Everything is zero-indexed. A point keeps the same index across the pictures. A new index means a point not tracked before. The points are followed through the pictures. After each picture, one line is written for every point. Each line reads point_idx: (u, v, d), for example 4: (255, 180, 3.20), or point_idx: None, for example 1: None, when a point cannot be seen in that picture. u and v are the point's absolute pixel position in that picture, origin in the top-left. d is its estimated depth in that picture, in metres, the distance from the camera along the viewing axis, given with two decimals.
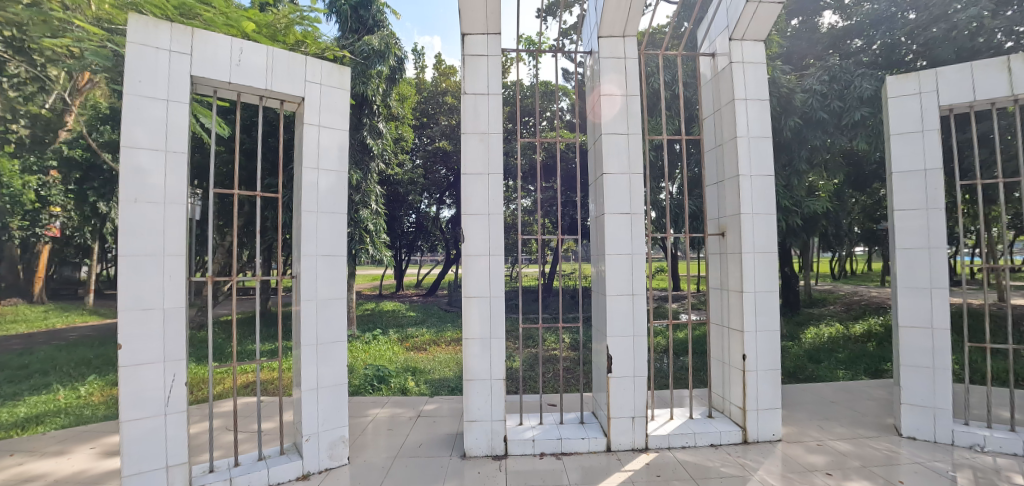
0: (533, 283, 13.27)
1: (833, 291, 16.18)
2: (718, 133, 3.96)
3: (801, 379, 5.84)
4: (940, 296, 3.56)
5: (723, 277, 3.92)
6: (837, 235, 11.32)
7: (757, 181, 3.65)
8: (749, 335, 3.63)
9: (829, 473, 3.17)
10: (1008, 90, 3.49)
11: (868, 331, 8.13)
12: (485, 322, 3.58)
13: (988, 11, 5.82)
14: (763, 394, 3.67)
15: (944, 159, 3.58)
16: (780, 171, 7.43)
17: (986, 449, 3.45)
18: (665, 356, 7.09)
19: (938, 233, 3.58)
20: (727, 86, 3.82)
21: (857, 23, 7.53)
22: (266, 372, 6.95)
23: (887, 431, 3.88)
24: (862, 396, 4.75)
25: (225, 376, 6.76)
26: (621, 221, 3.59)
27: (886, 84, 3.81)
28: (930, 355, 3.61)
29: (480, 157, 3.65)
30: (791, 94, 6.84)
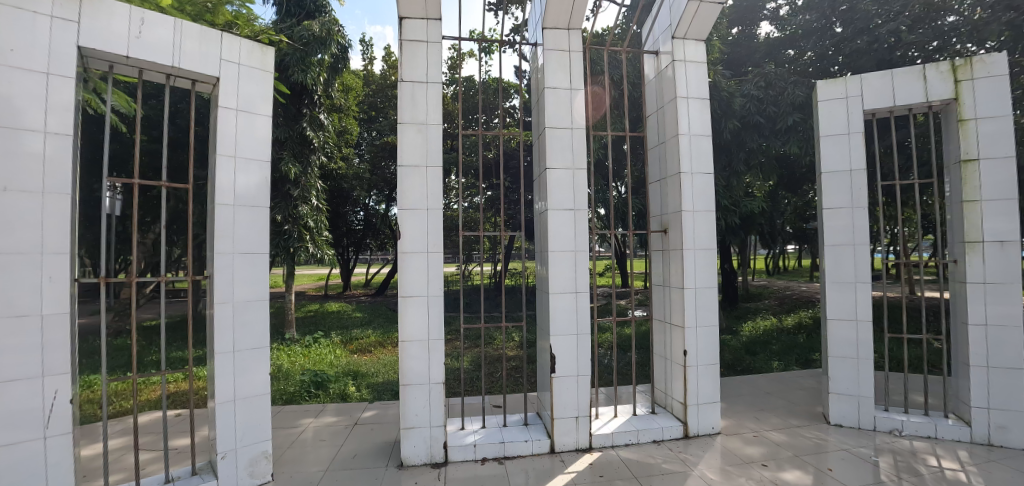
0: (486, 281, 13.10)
1: (770, 286, 17.17)
2: (661, 131, 3.97)
3: (739, 371, 6.03)
4: (863, 290, 3.74)
5: (665, 273, 3.93)
6: (773, 233, 11.96)
7: (698, 178, 3.68)
8: (690, 331, 3.66)
9: (764, 464, 3.25)
10: (923, 98, 3.67)
11: (799, 323, 8.61)
12: (423, 323, 3.39)
13: (905, 27, 6.22)
14: (703, 388, 3.71)
15: (867, 160, 3.76)
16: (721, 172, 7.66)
17: (903, 433, 3.66)
18: (613, 352, 7.16)
19: (861, 231, 3.76)
20: (670, 84, 3.83)
21: (791, 34, 7.89)
22: (174, 382, 6.35)
23: (817, 419, 4.04)
24: (794, 386, 4.96)
25: (125, 388, 6.09)
26: (564, 218, 3.51)
27: (817, 88, 3.95)
28: (855, 345, 3.78)
29: (417, 149, 3.44)
30: (731, 97, 6.98)
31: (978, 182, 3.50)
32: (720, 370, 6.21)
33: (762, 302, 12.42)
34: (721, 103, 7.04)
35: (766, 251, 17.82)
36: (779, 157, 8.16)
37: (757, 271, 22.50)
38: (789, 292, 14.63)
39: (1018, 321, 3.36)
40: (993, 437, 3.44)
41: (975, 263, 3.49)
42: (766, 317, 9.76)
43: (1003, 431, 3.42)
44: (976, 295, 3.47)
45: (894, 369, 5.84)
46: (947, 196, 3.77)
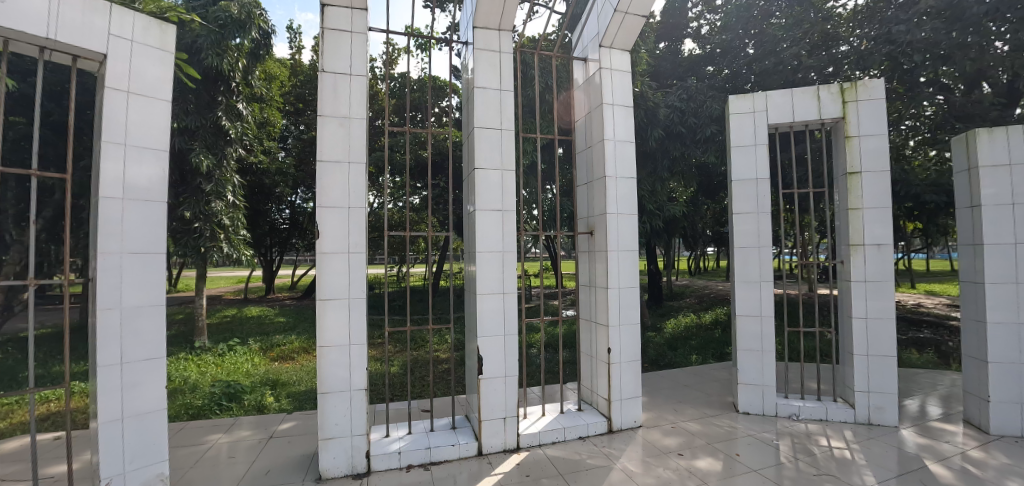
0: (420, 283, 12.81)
1: (692, 285, 18.41)
2: (588, 135, 4.08)
3: (662, 366, 6.37)
4: (766, 288, 4.09)
5: (591, 274, 4.05)
6: (695, 236, 12.84)
7: (622, 182, 3.83)
8: (614, 330, 3.79)
9: (680, 453, 3.44)
10: (817, 115, 4.08)
11: (715, 320, 9.29)
12: (343, 327, 3.22)
13: (804, 52, 6.87)
14: (626, 384, 3.86)
15: (770, 170, 4.12)
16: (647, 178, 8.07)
17: (799, 417, 4.05)
18: (545, 352, 7.28)
19: (765, 234, 4.11)
20: (597, 90, 3.96)
21: (710, 51, 8.50)
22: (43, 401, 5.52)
23: (728, 408, 4.36)
24: (709, 378, 5.32)
25: None
26: (492, 218, 3.51)
27: (728, 102, 4.26)
28: (760, 339, 4.12)
29: (339, 144, 3.27)
30: (656, 107, 7.37)
31: (860, 191, 3.93)
32: (645, 365, 6.52)
33: (684, 301, 13.28)
34: (647, 113, 7.41)
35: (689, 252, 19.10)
36: (698, 165, 8.76)
37: (680, 272, 24.08)
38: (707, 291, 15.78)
39: (890, 314, 3.84)
40: (872, 417, 3.89)
41: (858, 263, 3.92)
42: (686, 314, 10.43)
43: (879, 411, 3.87)
44: (858, 292, 3.92)
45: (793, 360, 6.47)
46: (835, 204, 4.21)
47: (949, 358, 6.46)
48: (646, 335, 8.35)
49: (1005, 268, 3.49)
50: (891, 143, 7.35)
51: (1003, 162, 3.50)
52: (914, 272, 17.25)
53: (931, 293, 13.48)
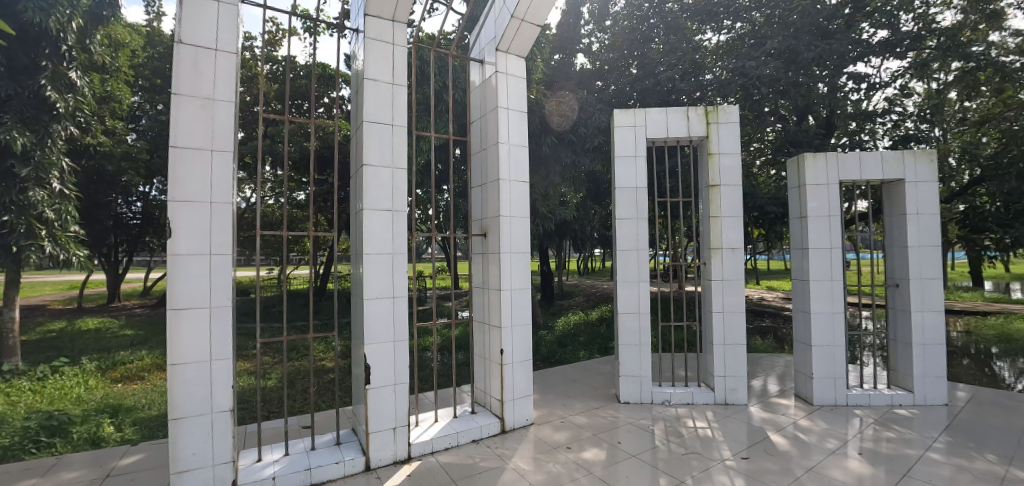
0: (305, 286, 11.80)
1: (581, 285, 19.63)
2: (483, 138, 4.09)
3: (552, 363, 6.66)
4: (644, 286, 4.48)
5: (484, 276, 4.06)
6: (584, 238, 13.71)
7: (515, 185, 3.91)
8: (506, 331, 3.85)
9: (569, 447, 3.59)
10: (687, 132, 4.57)
11: (600, 317, 10.00)
12: (203, 340, 2.81)
13: (677, 76, 7.67)
14: (518, 383, 3.94)
15: (648, 179, 4.52)
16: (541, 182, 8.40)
17: (670, 403, 4.50)
18: (440, 355, 7.16)
19: (643, 238, 4.50)
20: (493, 92, 3.98)
21: (599, 67, 9.13)
22: None
23: (611, 399, 4.68)
24: (594, 372, 5.68)
25: None
26: (381, 218, 3.35)
27: (614, 115, 4.58)
28: (638, 333, 4.49)
29: (199, 128, 2.84)
30: (550, 115, 7.69)
31: (719, 201, 4.49)
32: (537, 363, 6.75)
33: (573, 300, 14.11)
34: (542, 120, 7.70)
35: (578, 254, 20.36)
36: (588, 173, 9.36)
37: (570, 272, 25.60)
38: (594, 290, 16.98)
39: (740, 309, 4.45)
40: (728, 398, 4.47)
41: (716, 265, 4.48)
42: (576, 312, 11.11)
43: (733, 392, 4.46)
44: (717, 289, 4.47)
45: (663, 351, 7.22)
46: (699, 212, 4.76)
47: (780, 342, 7.76)
48: (539, 333, 8.69)
49: (823, 268, 4.25)
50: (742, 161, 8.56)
51: (822, 181, 4.26)
52: (755, 270, 20.54)
53: (768, 289, 16.14)
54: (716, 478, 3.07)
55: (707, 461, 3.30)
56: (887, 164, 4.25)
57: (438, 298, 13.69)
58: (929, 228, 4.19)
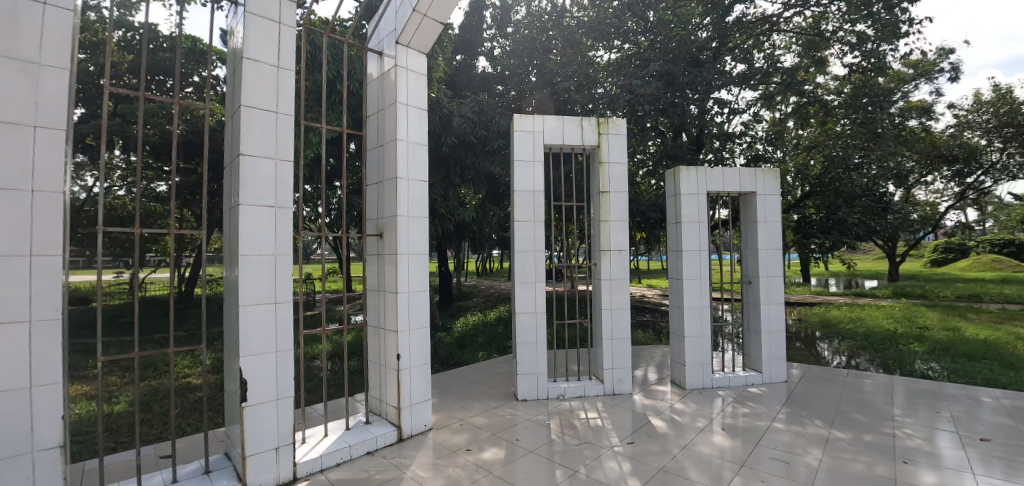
0: (166, 292, 10.23)
1: (481, 286, 19.80)
2: (380, 133, 3.92)
3: (451, 365, 6.60)
4: (539, 286, 4.64)
5: (379, 278, 3.88)
6: (483, 240, 13.87)
7: (413, 185, 3.80)
8: (403, 335, 3.71)
9: (468, 449, 3.57)
10: (581, 141, 4.85)
11: (499, 317, 10.18)
12: (18, 362, 2.26)
13: (573, 87, 8.13)
14: (415, 388, 3.82)
15: (545, 184, 4.71)
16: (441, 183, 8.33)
17: (565, 397, 4.73)
18: (330, 363, 6.69)
19: (540, 240, 4.67)
20: (391, 86, 3.83)
21: (500, 72, 9.31)
22: None
23: (509, 398, 4.77)
24: (493, 372, 5.75)
25: None
26: (262, 215, 3.02)
27: (514, 119, 4.68)
28: (535, 332, 4.65)
29: (14, 100, 2.28)
30: (451, 115, 7.65)
31: (608, 206, 4.83)
32: (435, 366, 6.65)
33: (473, 301, 14.19)
34: (442, 120, 7.61)
35: (478, 255, 20.55)
36: (487, 175, 9.49)
37: (469, 273, 25.67)
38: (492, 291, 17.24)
39: (625, 305, 4.84)
40: (615, 389, 4.83)
41: (605, 265, 4.82)
42: (474, 313, 11.17)
43: (620, 383, 4.83)
44: (606, 288, 4.80)
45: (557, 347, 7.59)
46: (591, 216, 5.07)
47: (658, 335, 8.62)
48: (437, 336, 8.56)
49: (693, 267, 4.80)
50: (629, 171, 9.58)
51: (693, 191, 4.82)
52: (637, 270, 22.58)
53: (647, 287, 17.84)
54: (605, 464, 3.28)
55: (598, 449, 3.52)
56: (743, 179, 4.95)
57: (328, 302, 12.77)
58: (773, 234, 4.96)
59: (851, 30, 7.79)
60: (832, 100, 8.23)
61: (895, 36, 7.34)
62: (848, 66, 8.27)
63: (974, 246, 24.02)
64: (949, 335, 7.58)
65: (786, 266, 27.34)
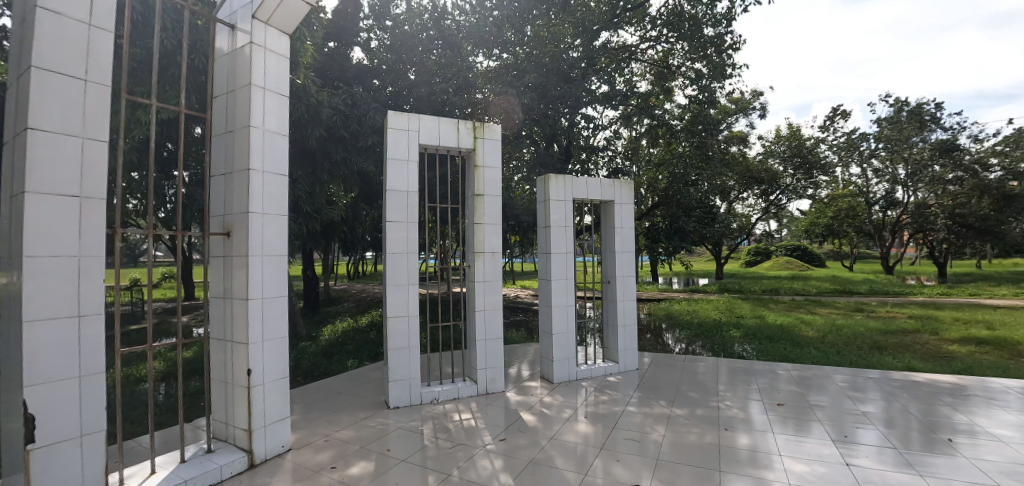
0: None
1: (352, 290, 18.62)
2: (230, 118, 3.45)
3: (314, 377, 6.06)
4: (413, 290, 4.53)
5: (225, 283, 3.40)
6: (354, 241, 13.06)
7: (270, 179, 3.42)
8: (256, 347, 3.30)
9: (334, 466, 3.31)
10: (456, 143, 4.87)
11: (371, 323, 9.70)
12: None
13: (451, 90, 8.15)
14: (270, 406, 3.42)
15: (420, 184, 4.62)
16: (307, 178, 7.64)
17: (439, 401, 4.68)
18: (158, 387, 5.62)
19: (413, 242, 4.56)
20: (244, 66, 3.39)
21: (377, 65, 8.89)
22: None
23: (380, 407, 4.55)
24: (363, 381, 5.44)
25: None
26: (59, 207, 2.41)
27: (388, 116, 4.50)
28: (407, 336, 4.51)
29: None
30: (319, 106, 7.05)
31: (482, 210, 4.94)
32: (295, 379, 6.04)
33: (342, 306, 13.27)
34: (310, 109, 6.98)
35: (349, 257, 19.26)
36: (360, 172, 8.97)
37: (338, 276, 23.90)
38: (365, 295, 16.32)
39: (498, 306, 4.99)
40: (488, 388, 4.93)
41: (479, 267, 4.90)
42: (344, 320, 10.44)
43: (493, 382, 4.96)
44: (480, 290, 4.89)
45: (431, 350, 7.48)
46: (466, 219, 5.11)
47: (531, 334, 9.05)
48: (300, 346, 7.80)
49: (560, 269, 5.15)
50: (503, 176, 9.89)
51: (561, 197, 5.18)
52: (513, 272, 23.47)
53: (522, 288, 18.64)
54: (478, 463, 3.31)
55: (471, 450, 3.54)
56: (604, 188, 5.47)
57: (160, 314, 10.77)
58: (628, 239, 5.59)
59: (691, 66, 9.18)
60: (676, 125, 9.55)
61: (722, 76, 8.83)
62: (688, 97, 9.70)
63: (773, 250, 30.15)
64: (757, 322, 9.37)
65: (640, 267, 31.01)
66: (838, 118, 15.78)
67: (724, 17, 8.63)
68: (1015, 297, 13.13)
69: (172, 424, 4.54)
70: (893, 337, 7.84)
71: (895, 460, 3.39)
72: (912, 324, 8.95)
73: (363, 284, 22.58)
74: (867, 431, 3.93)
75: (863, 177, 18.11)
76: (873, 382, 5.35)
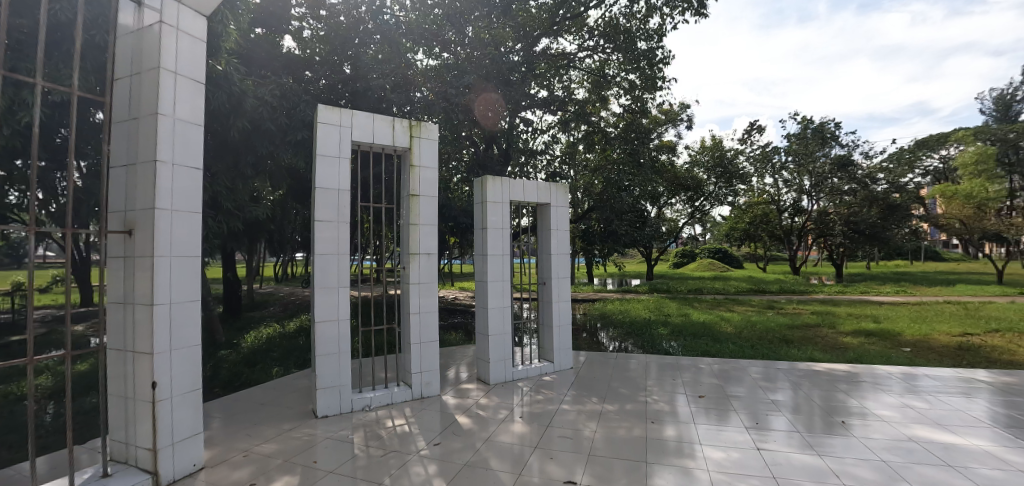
0: None
1: (279, 293, 17.45)
2: (135, 103, 3.11)
3: (232, 387, 5.62)
4: (343, 292, 4.35)
5: (126, 287, 3.06)
6: (281, 241, 12.29)
7: (180, 172, 3.13)
8: (162, 357, 2.99)
9: (253, 483, 3.08)
10: (391, 142, 4.74)
11: (300, 328, 9.16)
12: None
13: (389, 87, 7.92)
14: (180, 421, 3.12)
15: (352, 183, 4.44)
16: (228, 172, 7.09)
17: (371, 407, 4.53)
18: (39, 406, 4.92)
19: (344, 242, 4.37)
20: (152, 46, 3.07)
21: (308, 56, 8.44)
22: None
23: (308, 417, 4.31)
24: (288, 390, 5.13)
25: None
26: None
27: (317, 110, 4.27)
28: (337, 341, 4.31)
29: None
30: (243, 96, 6.56)
31: (418, 210, 4.84)
32: (210, 390, 5.56)
33: (268, 310, 12.43)
34: (232, 99, 6.48)
35: (276, 258, 18.05)
36: (288, 168, 8.46)
37: (264, 279, 22.32)
38: (293, 298, 15.37)
39: (434, 308, 4.91)
40: (423, 392, 4.84)
41: (414, 269, 4.79)
42: (269, 325, 9.78)
43: (428, 385, 4.88)
44: (415, 292, 4.79)
45: (364, 355, 7.22)
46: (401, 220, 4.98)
47: (469, 335, 9.01)
48: (218, 355, 7.20)
49: (497, 270, 5.17)
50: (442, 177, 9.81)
51: (498, 199, 5.21)
52: (452, 273, 23.22)
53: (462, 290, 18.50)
54: (412, 470, 3.23)
55: (404, 456, 3.45)
56: (540, 191, 5.57)
57: (44, 322, 9.43)
58: (563, 241, 5.74)
59: (625, 77, 9.64)
60: (611, 132, 10.02)
61: (653, 88, 9.35)
62: (623, 107, 10.16)
63: (698, 253, 32.31)
64: (683, 319, 10.00)
65: (578, 268, 31.94)
66: (755, 132, 17.26)
67: (655, 33, 9.14)
68: (896, 294, 15.10)
69: (56, 449, 4.00)
70: (798, 332, 8.70)
71: (798, 442, 3.76)
72: (814, 320, 9.99)
73: (291, 287, 21.26)
74: (776, 418, 4.32)
75: (775, 186, 19.95)
76: (781, 373, 5.89)
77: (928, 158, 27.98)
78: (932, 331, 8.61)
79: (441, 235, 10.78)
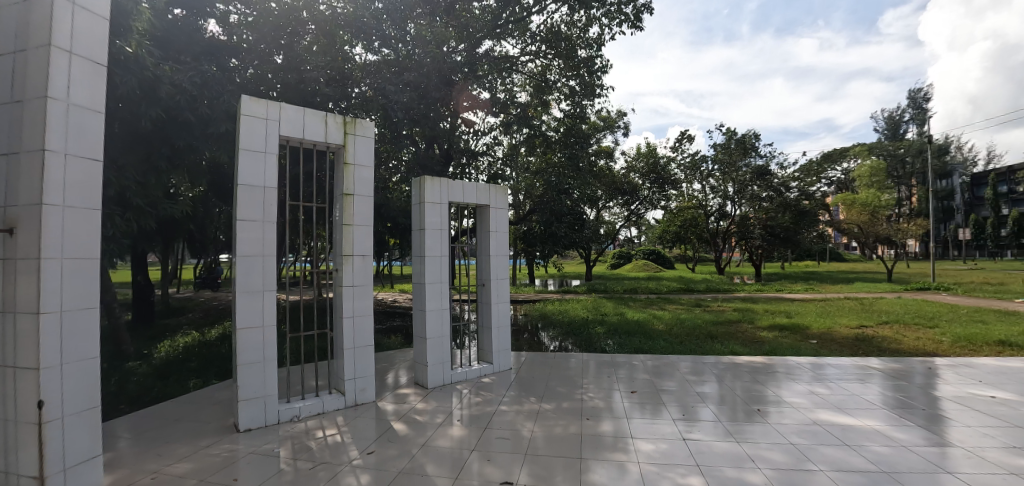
0: None
1: (199, 298, 16.07)
2: (19, 85, 2.74)
3: (139, 403, 5.09)
4: (269, 296, 4.09)
5: (6, 292, 2.69)
6: (202, 241, 11.34)
7: (75, 164, 2.79)
8: (51, 372, 2.65)
9: None
10: (324, 138, 4.53)
11: (223, 336, 8.50)
12: None
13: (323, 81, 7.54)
14: (73, 444, 2.77)
15: (279, 180, 4.19)
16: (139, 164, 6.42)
17: (300, 417, 4.30)
18: None
19: (270, 243, 4.12)
20: (41, 22, 2.72)
21: (234, 43, 7.85)
22: None
23: (228, 431, 4.01)
24: (206, 403, 4.74)
25: None
26: None
27: (241, 101, 3.98)
28: (261, 348, 4.04)
29: None
30: (157, 81, 5.98)
31: (352, 210, 4.66)
32: (113, 407, 5.00)
33: (186, 317, 11.42)
34: (145, 85, 5.89)
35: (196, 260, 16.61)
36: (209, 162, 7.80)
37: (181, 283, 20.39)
38: (216, 304, 14.22)
39: (368, 311, 4.75)
40: (357, 398, 4.66)
41: (347, 271, 4.60)
42: (187, 333, 8.99)
43: (362, 392, 4.70)
44: (348, 295, 4.60)
45: (294, 363, 6.83)
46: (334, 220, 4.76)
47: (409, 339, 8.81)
48: (126, 367, 6.51)
49: (435, 271, 5.11)
50: (382, 176, 9.53)
51: (436, 200, 5.15)
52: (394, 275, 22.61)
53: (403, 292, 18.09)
54: (343, 481, 3.10)
55: (335, 467, 3.30)
56: (479, 192, 5.57)
57: None
58: (502, 242, 5.77)
59: (566, 83, 9.90)
60: (552, 136, 10.21)
61: (592, 95, 9.68)
62: (563, 112, 10.35)
63: (635, 254, 33.88)
64: (620, 318, 10.43)
65: (522, 270, 32.22)
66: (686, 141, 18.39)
67: (595, 42, 9.47)
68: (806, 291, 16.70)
69: None
70: (722, 328, 9.37)
71: (721, 431, 4.05)
72: (736, 316, 10.82)
73: (213, 292, 19.62)
74: (703, 409, 4.62)
75: (704, 192, 21.35)
76: (706, 367, 6.32)
77: (833, 171, 31.24)
78: (834, 325, 9.63)
79: (380, 235, 10.46)
